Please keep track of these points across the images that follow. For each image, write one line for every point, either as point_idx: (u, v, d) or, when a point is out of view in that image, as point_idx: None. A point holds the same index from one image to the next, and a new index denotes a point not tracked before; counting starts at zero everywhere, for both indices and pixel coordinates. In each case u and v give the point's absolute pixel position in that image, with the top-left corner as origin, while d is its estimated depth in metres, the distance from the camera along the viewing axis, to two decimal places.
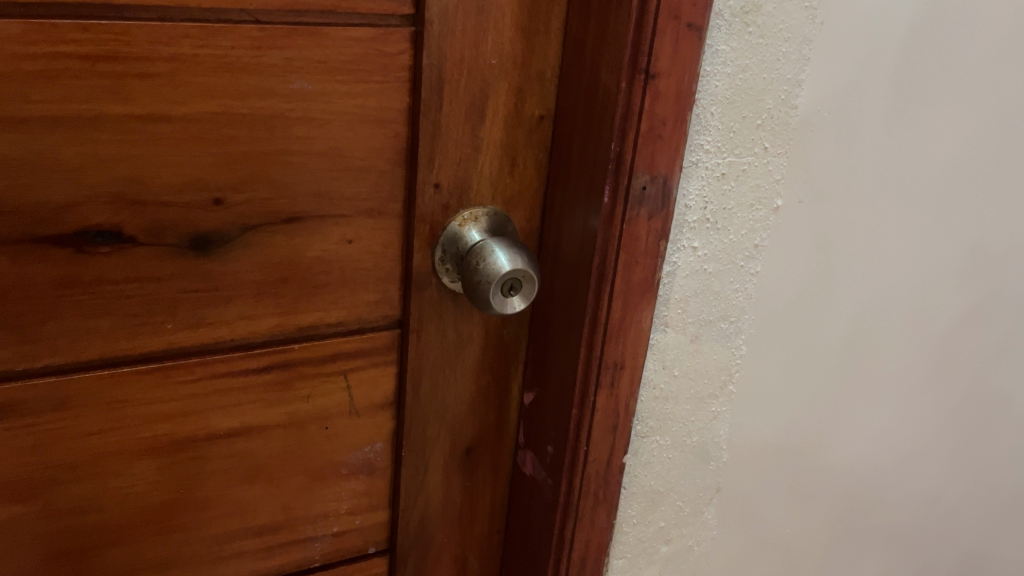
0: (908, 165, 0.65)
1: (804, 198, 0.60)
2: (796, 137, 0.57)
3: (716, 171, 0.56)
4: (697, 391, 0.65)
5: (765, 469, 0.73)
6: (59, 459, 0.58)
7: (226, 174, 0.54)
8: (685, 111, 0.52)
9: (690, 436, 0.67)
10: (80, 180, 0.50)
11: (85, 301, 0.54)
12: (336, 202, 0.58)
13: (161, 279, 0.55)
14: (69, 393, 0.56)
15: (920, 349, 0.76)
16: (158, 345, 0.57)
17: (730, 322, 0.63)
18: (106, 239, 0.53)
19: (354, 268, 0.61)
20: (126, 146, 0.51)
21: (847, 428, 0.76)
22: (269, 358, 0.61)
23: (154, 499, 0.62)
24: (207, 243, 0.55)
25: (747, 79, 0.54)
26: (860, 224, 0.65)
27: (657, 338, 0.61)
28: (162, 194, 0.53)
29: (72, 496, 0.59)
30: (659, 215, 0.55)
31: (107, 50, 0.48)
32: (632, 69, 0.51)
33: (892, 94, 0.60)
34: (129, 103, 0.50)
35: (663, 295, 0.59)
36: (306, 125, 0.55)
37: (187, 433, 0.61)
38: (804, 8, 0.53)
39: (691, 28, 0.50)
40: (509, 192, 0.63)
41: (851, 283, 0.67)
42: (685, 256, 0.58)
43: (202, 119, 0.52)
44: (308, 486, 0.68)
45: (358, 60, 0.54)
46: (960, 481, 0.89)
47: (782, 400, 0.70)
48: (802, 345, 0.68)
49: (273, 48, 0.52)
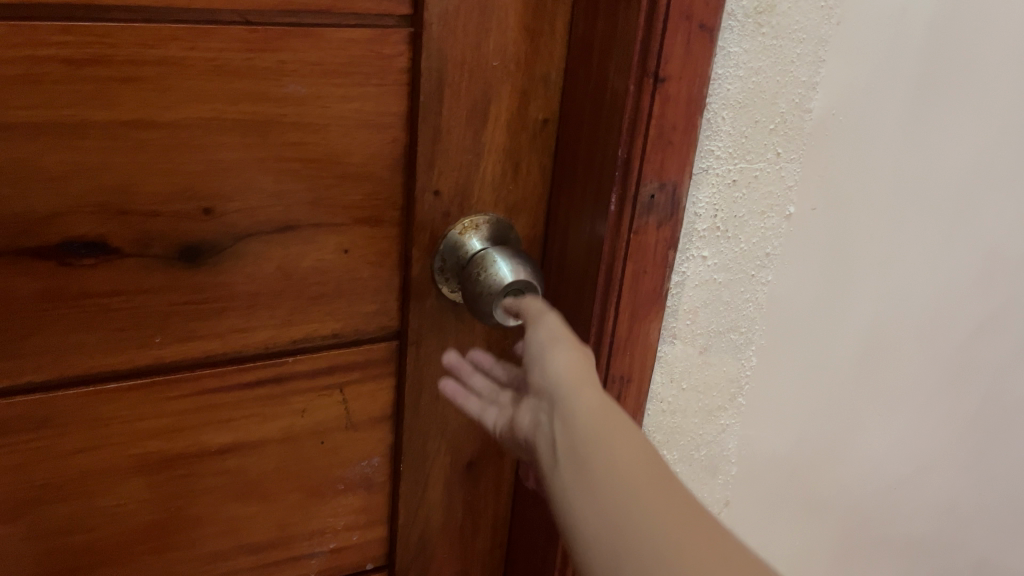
0: (925, 170, 0.63)
1: (817, 204, 0.59)
2: (810, 141, 0.56)
3: (727, 178, 0.54)
4: (705, 404, 0.63)
5: (774, 482, 0.71)
6: (44, 478, 0.56)
7: (218, 180, 0.52)
8: (696, 115, 0.51)
9: (698, 450, 0.65)
10: (64, 188, 0.49)
11: (70, 313, 0.52)
12: (332, 210, 0.57)
13: (149, 290, 0.54)
14: (55, 410, 0.54)
15: (935, 357, 0.74)
16: (146, 359, 0.56)
17: (740, 333, 0.61)
18: (91, 251, 0.51)
19: (350, 278, 0.60)
20: (112, 152, 0.49)
21: (859, 438, 0.74)
22: (263, 371, 0.60)
23: (144, 518, 0.60)
24: (197, 253, 0.54)
25: (760, 82, 0.52)
26: (875, 230, 0.63)
27: (664, 350, 0.59)
28: (151, 201, 0.51)
29: (58, 516, 0.57)
30: (668, 224, 0.54)
31: (92, 54, 0.47)
32: (641, 72, 0.50)
33: (909, 97, 0.59)
34: (115, 108, 0.48)
35: (671, 307, 0.58)
36: (300, 131, 0.53)
37: (178, 449, 0.59)
38: (820, 8, 0.52)
39: (703, 29, 0.49)
40: (511, 198, 0.62)
41: (864, 291, 0.66)
42: (695, 266, 0.57)
43: (191, 124, 0.50)
44: (303, 502, 0.66)
45: (355, 63, 0.53)
46: (973, 492, 0.87)
47: (792, 412, 0.68)
48: (814, 354, 0.66)
49: (265, 51, 0.50)
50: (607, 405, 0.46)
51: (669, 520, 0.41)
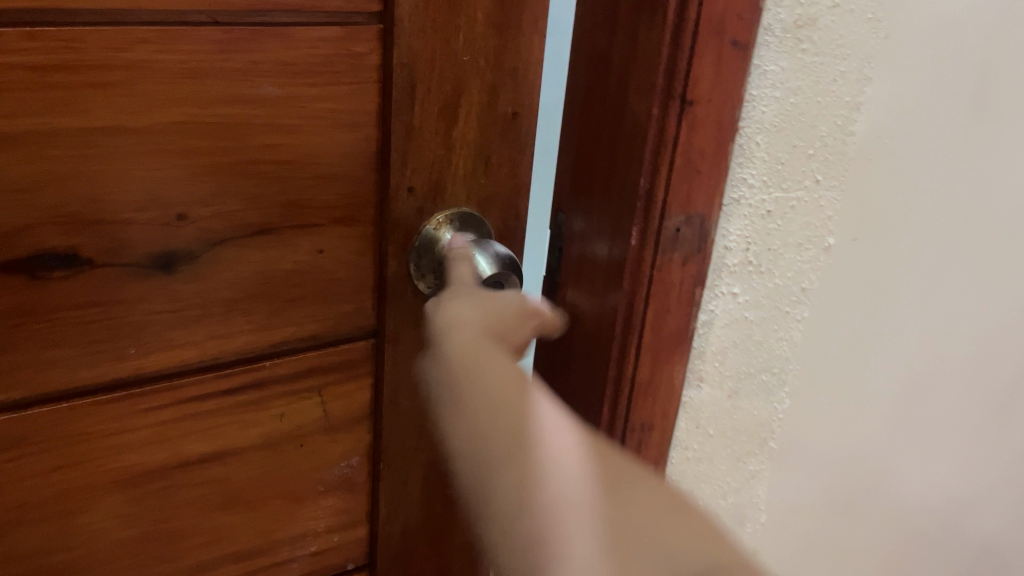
0: (970, 197, 0.60)
1: (858, 233, 0.56)
2: (852, 166, 0.53)
3: (761, 209, 0.51)
4: (733, 451, 0.60)
5: (808, 530, 0.69)
6: (19, 500, 0.52)
7: (193, 187, 0.48)
8: (726, 140, 0.47)
9: (725, 498, 0.62)
10: (31, 202, 0.45)
11: (37, 329, 0.48)
12: (309, 211, 0.53)
13: (124, 302, 0.50)
14: (29, 429, 0.51)
15: (977, 385, 0.72)
16: (123, 372, 0.52)
17: (772, 373, 0.58)
18: (63, 263, 0.47)
19: (328, 282, 0.56)
20: (82, 162, 0.45)
21: (887, 467, 0.70)
22: (241, 377, 0.56)
23: (123, 535, 0.57)
24: (171, 262, 0.50)
25: (799, 102, 0.49)
26: (917, 260, 0.60)
27: (690, 395, 0.56)
28: (124, 211, 0.47)
29: (34, 538, 0.54)
30: (695, 258, 0.50)
31: (54, 55, 0.43)
32: (666, 95, 0.46)
33: (958, 119, 0.56)
34: (82, 115, 0.44)
35: (697, 349, 0.54)
36: (275, 131, 0.49)
37: (156, 461, 0.56)
38: (866, 19, 0.48)
39: (736, 46, 0.45)
40: (484, 192, 0.58)
41: (903, 323, 0.63)
42: (724, 304, 0.53)
43: (163, 129, 0.46)
44: (287, 508, 0.63)
45: (326, 61, 0.49)
46: (1008, 514, 0.84)
47: (830, 449, 0.65)
48: (853, 390, 0.63)
49: (237, 52, 0.46)
50: (478, 337, 0.49)
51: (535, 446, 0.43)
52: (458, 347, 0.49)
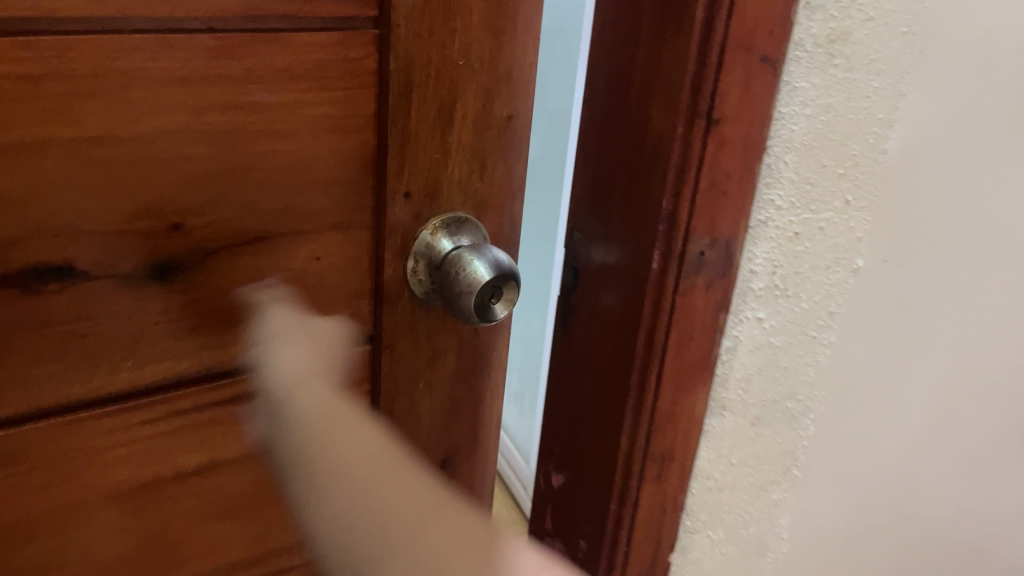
0: (1001, 216, 0.61)
1: (887, 257, 0.57)
2: (881, 186, 0.53)
3: (788, 231, 0.52)
4: (758, 480, 0.62)
5: (823, 543, 0.70)
6: (9, 521, 0.49)
7: (188, 194, 0.46)
8: (753, 162, 0.48)
9: (747, 528, 0.64)
10: (21, 216, 0.42)
11: (30, 346, 0.45)
12: (303, 216, 0.50)
13: (120, 313, 0.47)
14: (23, 447, 0.48)
15: (1001, 390, 0.72)
16: (121, 385, 0.49)
17: (797, 401, 0.59)
18: (55, 274, 0.44)
19: (325, 292, 0.54)
20: (71, 170, 0.42)
21: (910, 468, 0.70)
22: (239, 387, 0.54)
23: (115, 552, 0.54)
24: (168, 271, 0.47)
25: (830, 121, 0.49)
26: (946, 278, 0.61)
27: (714, 423, 0.57)
28: (115, 222, 0.45)
29: (26, 558, 0.51)
30: (718, 282, 0.51)
31: (41, 60, 0.40)
32: (691, 114, 0.46)
33: (991, 140, 0.57)
34: (73, 120, 0.42)
35: (721, 375, 0.55)
36: (272, 137, 0.47)
37: (151, 474, 0.53)
38: (901, 33, 0.49)
39: (765, 61, 0.45)
40: (479, 196, 0.56)
41: (929, 338, 0.64)
42: (748, 329, 0.54)
43: (157, 135, 0.44)
44: (286, 517, 0.60)
45: (322, 67, 0.47)
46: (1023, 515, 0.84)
47: (846, 460, 0.65)
48: (874, 407, 0.64)
49: (233, 59, 0.44)
50: (327, 404, 0.53)
51: (409, 509, 0.47)
52: (313, 413, 0.52)
